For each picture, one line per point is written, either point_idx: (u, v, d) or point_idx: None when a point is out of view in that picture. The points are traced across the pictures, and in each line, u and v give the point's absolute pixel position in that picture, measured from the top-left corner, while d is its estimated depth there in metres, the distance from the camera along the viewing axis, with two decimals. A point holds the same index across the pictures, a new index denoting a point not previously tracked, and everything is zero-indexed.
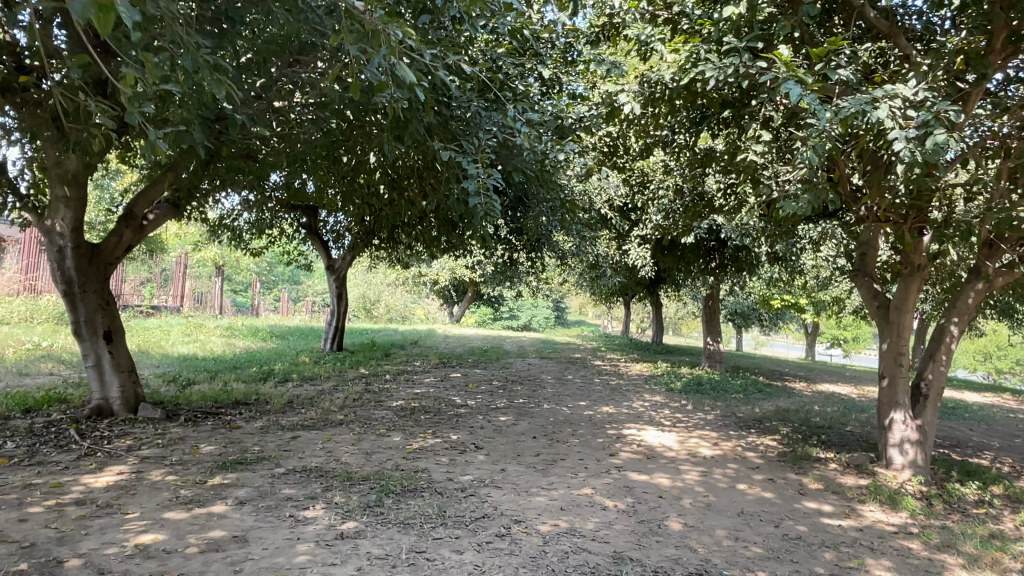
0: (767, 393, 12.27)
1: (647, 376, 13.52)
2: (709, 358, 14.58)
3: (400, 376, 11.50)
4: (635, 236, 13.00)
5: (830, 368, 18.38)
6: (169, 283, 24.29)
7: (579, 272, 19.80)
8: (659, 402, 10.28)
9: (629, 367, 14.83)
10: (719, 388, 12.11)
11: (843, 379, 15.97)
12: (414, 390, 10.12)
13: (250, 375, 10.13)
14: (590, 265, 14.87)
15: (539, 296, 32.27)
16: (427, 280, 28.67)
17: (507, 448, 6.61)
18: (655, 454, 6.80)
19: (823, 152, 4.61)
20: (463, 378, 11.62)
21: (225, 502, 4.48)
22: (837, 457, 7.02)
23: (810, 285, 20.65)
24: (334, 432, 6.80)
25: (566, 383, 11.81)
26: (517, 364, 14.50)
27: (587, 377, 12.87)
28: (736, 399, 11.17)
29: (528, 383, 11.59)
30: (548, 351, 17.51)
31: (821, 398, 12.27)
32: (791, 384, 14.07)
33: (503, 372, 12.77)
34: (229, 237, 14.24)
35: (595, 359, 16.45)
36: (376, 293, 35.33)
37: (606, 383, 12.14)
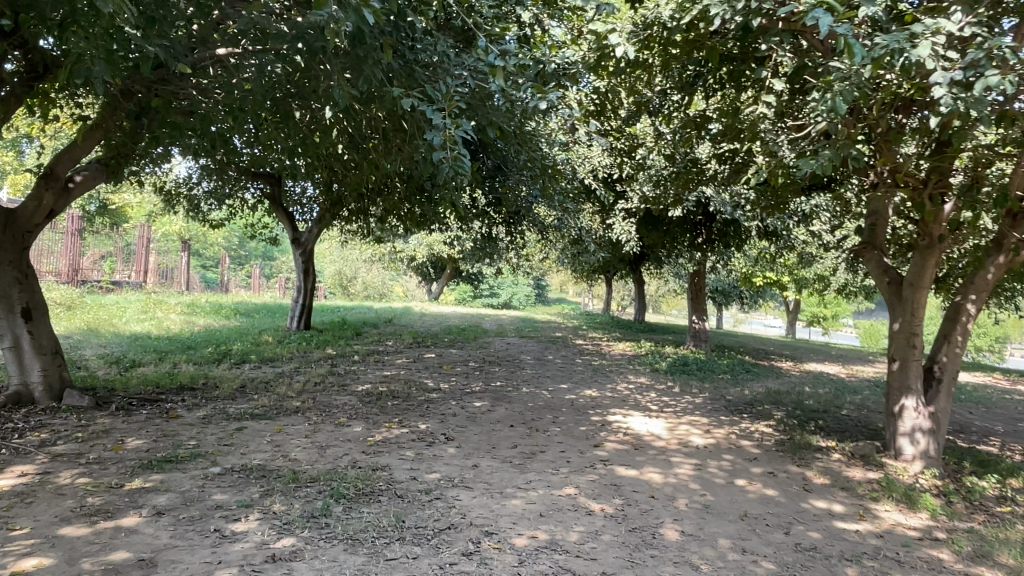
0: (756, 374, 11.73)
1: (631, 356, 12.92)
2: (695, 337, 14.01)
3: (370, 357, 10.77)
4: (620, 209, 12.34)
5: (815, 347, 17.96)
6: (132, 258, 23.26)
7: (560, 247, 19.14)
8: (645, 384, 9.67)
9: (612, 346, 14.23)
10: (706, 369, 11.54)
11: (831, 358, 15.51)
12: (383, 371, 9.40)
13: (204, 357, 9.34)
14: (572, 241, 14.22)
15: (519, 273, 31.62)
16: (403, 256, 27.86)
17: (480, 438, 5.94)
18: (644, 444, 6.16)
19: (849, 98, 3.94)
20: (437, 359, 10.92)
21: (139, 514, 3.75)
22: (841, 446, 6.44)
23: (796, 262, 20.18)
24: (287, 422, 6.07)
25: (546, 364, 11.16)
26: (494, 343, 13.82)
27: (568, 357, 12.24)
28: (725, 380, 10.59)
29: (506, 363, 10.91)
30: (528, 330, 16.86)
31: (812, 379, 11.75)
32: (779, 364, 13.55)
33: (480, 353, 12.09)
34: (187, 208, 13.34)
35: (577, 338, 15.84)
36: (353, 270, 34.47)
37: (588, 364, 11.51)
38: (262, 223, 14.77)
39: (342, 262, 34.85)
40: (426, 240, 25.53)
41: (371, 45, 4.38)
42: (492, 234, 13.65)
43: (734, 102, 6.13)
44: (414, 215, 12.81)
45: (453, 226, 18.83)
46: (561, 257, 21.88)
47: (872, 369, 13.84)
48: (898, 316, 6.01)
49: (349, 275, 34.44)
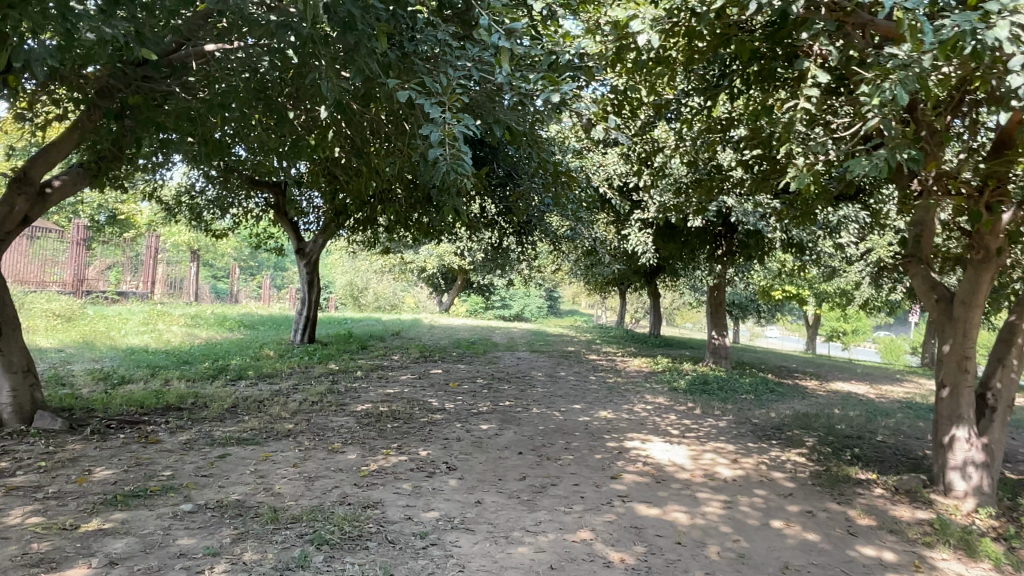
0: (780, 393, 11.11)
1: (648, 373, 12.34)
2: (714, 354, 13.38)
3: (373, 373, 10.27)
4: (636, 218, 11.83)
5: (839, 364, 17.25)
6: (140, 268, 22.97)
7: (573, 259, 18.62)
8: (664, 405, 9.10)
9: (627, 362, 13.64)
10: (728, 388, 10.93)
11: (856, 376, 14.83)
12: (386, 389, 8.90)
13: (198, 373, 8.88)
14: (587, 252, 13.71)
15: (532, 285, 31.09)
16: (414, 267, 27.43)
17: (486, 469, 5.41)
18: (665, 476, 5.61)
19: (911, 87, 3.42)
20: (444, 376, 10.40)
21: (88, 564, 3.26)
22: (883, 480, 5.84)
23: (817, 275, 19.51)
24: (275, 449, 5.57)
25: (558, 381, 10.61)
26: (505, 358, 13.29)
27: (581, 374, 11.68)
28: (749, 401, 9.98)
29: (516, 381, 10.37)
30: (540, 344, 16.32)
31: (840, 399, 11.11)
32: (803, 383, 12.90)
33: (489, 369, 11.56)
34: (189, 217, 12.97)
35: (590, 353, 15.27)
36: (364, 281, 34.10)
37: (603, 382, 10.95)
38: (267, 232, 14.39)
39: (353, 273, 34.51)
40: (437, 250, 25.12)
41: (362, 32, 3.91)
42: (503, 245, 13.18)
43: (765, 101, 5.63)
44: (422, 224, 12.37)
45: (463, 236, 18.38)
46: (574, 269, 21.35)
47: (901, 389, 13.15)
48: (948, 337, 5.43)
49: (359, 286, 34.07)
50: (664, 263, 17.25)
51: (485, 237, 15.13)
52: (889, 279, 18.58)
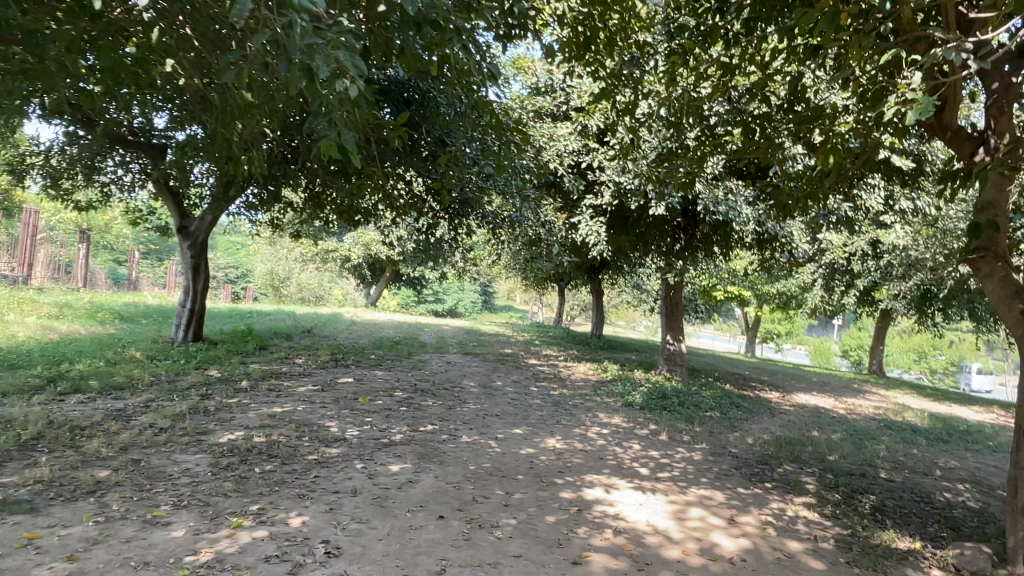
0: (747, 410, 9.61)
1: (596, 383, 10.65)
2: (668, 361, 11.75)
3: (263, 383, 8.17)
4: (587, 204, 10.19)
5: (791, 371, 16.05)
6: (14, 248, 19.80)
7: (512, 250, 16.86)
8: (623, 428, 7.40)
9: (571, 369, 11.90)
10: (691, 404, 9.32)
11: (816, 387, 13.51)
12: (272, 408, 6.86)
13: (14, 385, 6.66)
14: (529, 241, 11.99)
15: (466, 278, 29.24)
16: (337, 257, 25.13)
17: (386, 554, 3.55)
18: (647, 557, 3.88)
19: None
20: (352, 387, 8.38)
21: None
22: (937, 553, 4.27)
23: (767, 276, 18.39)
24: (55, 523, 3.60)
25: (494, 395, 8.76)
26: (431, 363, 11.35)
27: (520, 384, 9.91)
28: (721, 422, 8.38)
29: (443, 394, 8.47)
30: (474, 345, 14.43)
31: (815, 418, 9.66)
32: (766, 396, 11.45)
33: (412, 377, 9.60)
34: (43, 183, 10.55)
35: (529, 356, 13.49)
36: (286, 271, 31.44)
37: (545, 395, 9.17)
38: (149, 207, 12.07)
39: (273, 261, 31.82)
40: (362, 237, 22.97)
41: None
42: (433, 232, 11.37)
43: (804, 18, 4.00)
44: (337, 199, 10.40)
45: (390, 221, 16.34)
46: (513, 261, 19.58)
47: (869, 403, 11.87)
48: None
49: (281, 275, 31.42)
50: (612, 258, 15.64)
51: (412, 221, 13.21)
52: (842, 281, 17.59)
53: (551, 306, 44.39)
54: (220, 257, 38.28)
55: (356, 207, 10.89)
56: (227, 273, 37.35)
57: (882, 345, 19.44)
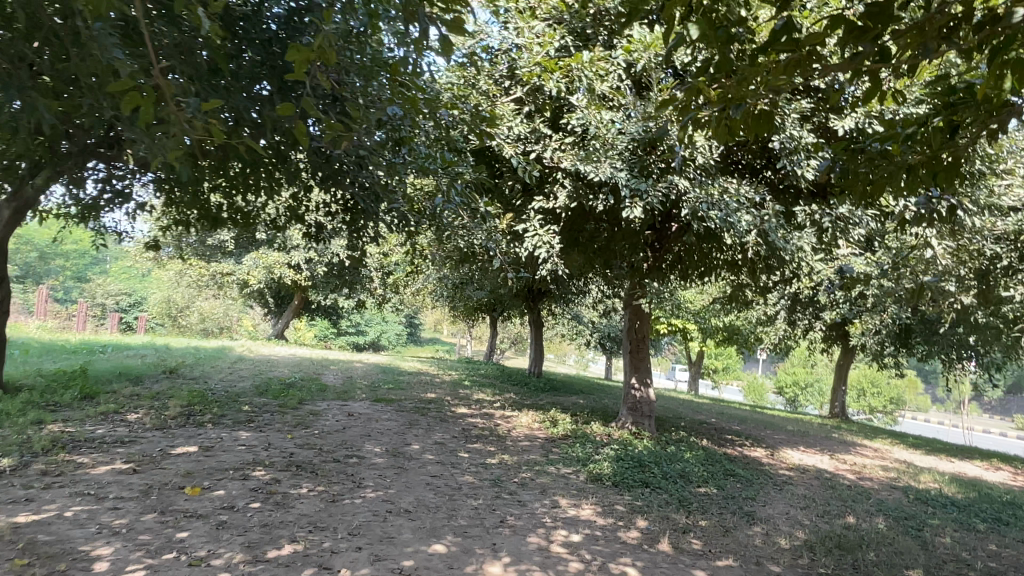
0: (748, 481, 7.20)
1: (546, 441, 8.06)
2: (633, 412, 9.16)
3: (38, 460, 5.18)
4: (536, 206, 7.85)
5: (761, 418, 13.90)
6: None
7: (440, 271, 14.23)
8: (601, 530, 4.81)
9: (510, 422, 9.23)
10: (680, 474, 6.83)
11: (798, 440, 11.27)
12: (10, 519, 3.96)
13: None
14: (463, 257, 9.56)
15: (390, 307, 26.35)
16: (237, 284, 21.82)
17: None
18: None
19: None
20: (187, 464, 5.49)
21: None
22: None
23: (727, 305, 16.40)
24: None
25: (406, 469, 6.03)
26: (325, 416, 8.48)
27: (444, 447, 7.21)
28: (730, 507, 5.91)
29: (327, 472, 5.69)
30: (388, 388, 11.58)
31: (835, 491, 7.31)
32: (754, 455, 9.11)
33: (289, 442, 6.74)
34: None
35: (457, 403, 10.78)
36: (186, 298, 27.65)
37: (480, 465, 6.51)
38: None
39: (169, 287, 27.96)
40: (264, 260, 19.82)
41: None
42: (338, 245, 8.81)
43: None
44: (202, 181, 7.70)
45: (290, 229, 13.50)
46: (439, 286, 16.91)
47: (873, 463, 9.72)
48: None
49: (179, 303, 27.60)
50: (557, 281, 13.16)
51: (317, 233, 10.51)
52: (808, 312, 15.82)
53: (481, 339, 41.62)
54: (111, 282, 33.84)
55: (231, 195, 8.18)
56: (118, 301, 32.92)
57: (845, 385, 17.70)
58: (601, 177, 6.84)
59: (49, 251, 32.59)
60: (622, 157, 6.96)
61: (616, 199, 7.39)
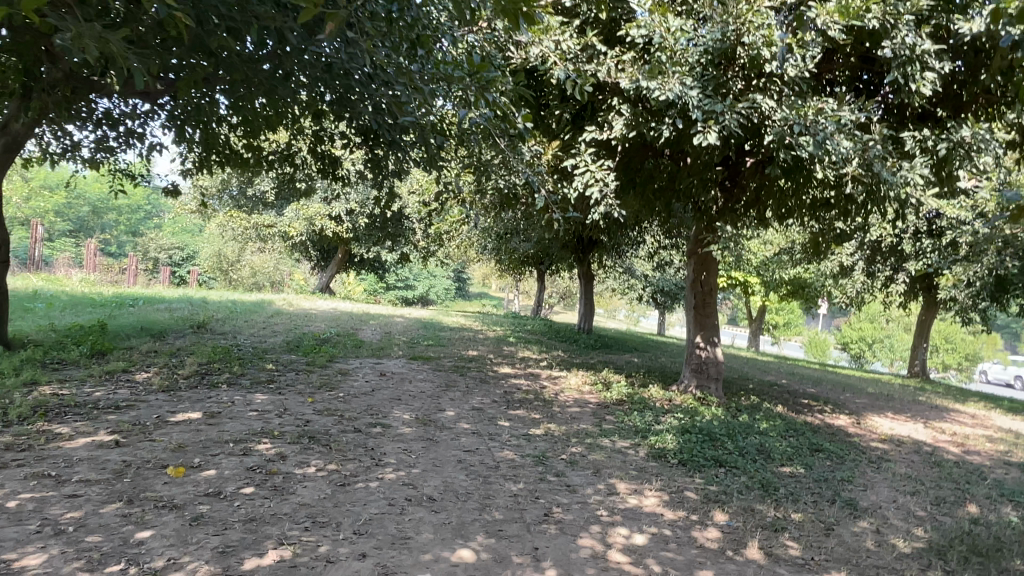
0: (839, 457, 6.13)
1: (598, 407, 7.11)
2: (697, 375, 8.07)
3: (12, 429, 4.49)
4: (589, 137, 6.78)
5: (835, 379, 12.65)
6: None
7: (485, 218, 13.25)
8: (671, 527, 3.85)
9: (558, 383, 8.30)
10: (758, 450, 5.79)
11: (883, 404, 10.05)
12: None
13: None
14: (506, 201, 8.56)
15: (437, 260, 25.61)
16: (280, 237, 21.32)
17: None
18: None
19: None
20: (182, 436, 4.71)
21: None
22: None
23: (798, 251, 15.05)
24: None
25: (436, 442, 5.16)
26: (355, 376, 7.70)
27: (483, 414, 6.34)
28: (825, 495, 4.88)
29: (344, 445, 4.85)
30: (427, 345, 10.76)
31: (944, 470, 6.18)
32: (837, 423, 7.99)
33: (307, 407, 5.93)
34: None
35: (501, 361, 9.91)
36: (235, 253, 27.45)
37: (523, 438, 5.61)
38: None
39: (220, 241, 27.81)
40: (305, 211, 19.15)
41: None
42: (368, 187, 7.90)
43: None
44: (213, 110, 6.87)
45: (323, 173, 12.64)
46: (485, 237, 15.95)
47: (976, 432, 8.47)
48: None
49: (229, 257, 27.43)
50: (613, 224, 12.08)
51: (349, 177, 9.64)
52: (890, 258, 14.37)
53: (529, 294, 40.76)
54: (164, 237, 34.02)
55: (247, 130, 7.34)
56: (171, 255, 33.04)
57: (926, 343, 16.20)
58: (666, 95, 5.73)
59: (102, 206, 32.76)
60: (691, 74, 5.81)
61: (682, 125, 6.27)
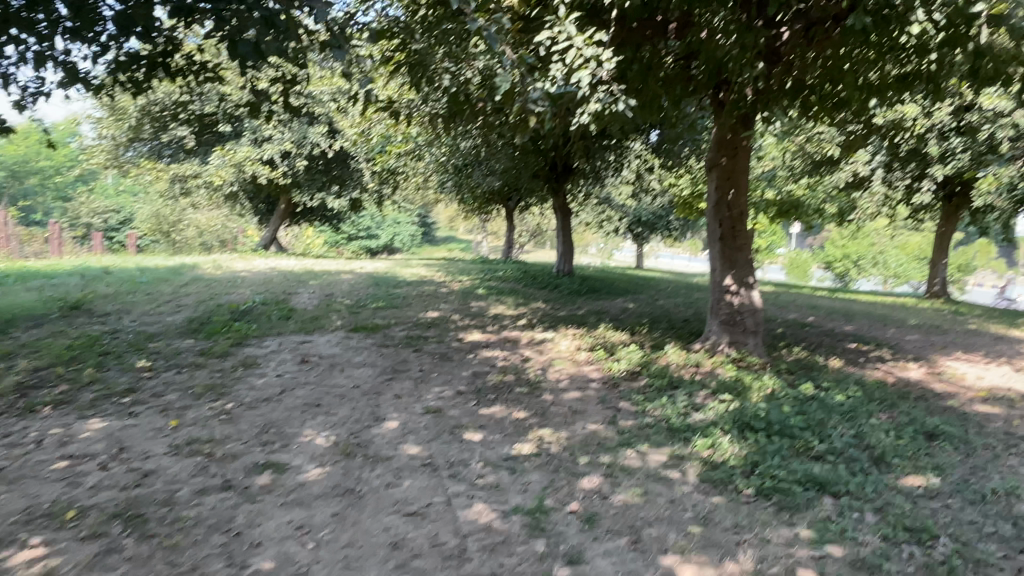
0: (963, 441, 4.18)
1: (605, 390, 5.07)
2: (730, 328, 6.06)
3: None
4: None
5: (863, 309, 10.81)
6: None
7: (444, 143, 10.93)
8: None
9: (546, 353, 6.22)
10: (863, 453, 3.78)
11: (940, 339, 8.19)
12: None
13: None
14: (456, 114, 6.35)
15: (394, 206, 23.14)
16: (213, 190, 18.66)
17: None
18: None
19: None
20: None
21: None
22: None
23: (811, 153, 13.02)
24: None
25: (360, 501, 3.05)
26: (265, 368, 5.53)
27: (442, 420, 4.25)
28: (1016, 541, 2.89)
29: (186, 533, 2.72)
30: (375, 309, 8.54)
31: None
32: (915, 376, 6.05)
33: (160, 442, 3.76)
34: None
35: (468, 323, 7.79)
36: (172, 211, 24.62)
37: (503, 466, 3.53)
38: None
39: (155, 199, 24.92)
40: (234, 158, 16.52)
41: None
42: (259, 114, 5.66)
43: None
44: None
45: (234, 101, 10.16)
46: (443, 172, 13.63)
47: None
48: None
49: (167, 217, 24.61)
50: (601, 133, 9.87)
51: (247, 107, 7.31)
52: (913, 158, 12.49)
53: (499, 234, 38.38)
54: (95, 199, 30.75)
55: None
56: (106, 219, 29.88)
57: (946, 258, 14.46)
58: None
59: (22, 170, 29.27)
60: None
61: None
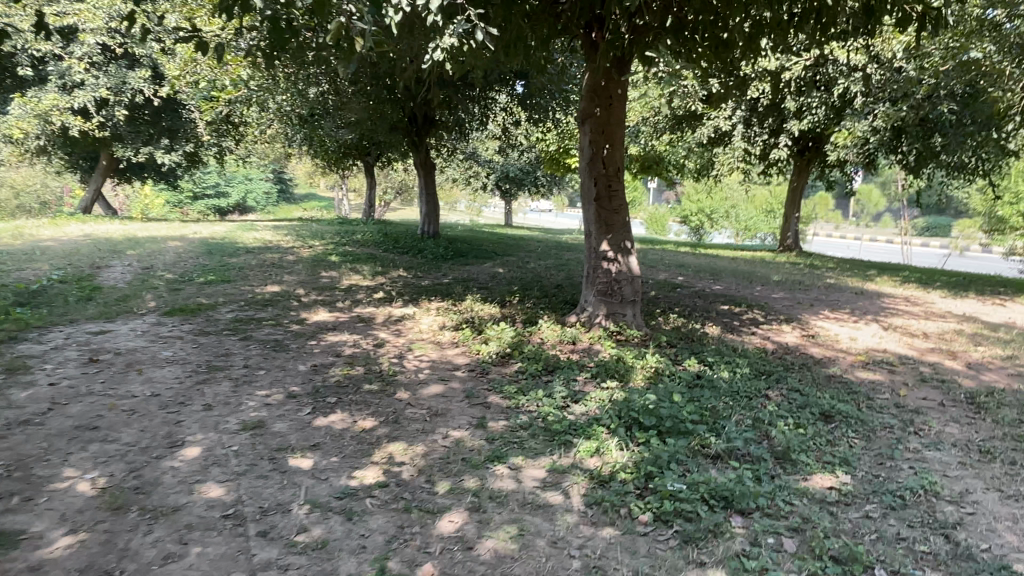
0: (861, 421, 3.81)
1: (470, 380, 4.30)
2: (608, 299, 5.47)
3: None
4: None
5: (729, 266, 10.77)
6: None
7: (283, 88, 9.53)
8: None
9: (402, 334, 5.35)
10: (765, 450, 3.26)
11: (807, 297, 8.12)
12: None
13: None
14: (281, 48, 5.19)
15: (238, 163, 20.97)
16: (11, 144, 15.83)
17: None
18: None
19: None
20: None
21: None
22: None
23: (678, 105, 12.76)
24: None
25: None
26: (34, 372, 4.26)
27: (261, 439, 3.30)
28: (952, 560, 2.45)
29: None
30: (202, 285, 7.24)
31: (1004, 413, 4.05)
32: (794, 341, 5.76)
33: None
34: None
35: (314, 299, 6.73)
36: None
37: (336, 507, 2.68)
38: None
39: None
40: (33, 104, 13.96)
41: None
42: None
43: None
44: None
45: None
46: (288, 123, 12.13)
47: (939, 326, 6.67)
48: None
49: None
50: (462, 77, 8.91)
51: None
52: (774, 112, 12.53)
53: (360, 192, 36.42)
54: None
55: None
56: None
57: (798, 212, 14.91)
58: None
59: None
60: None
61: None
